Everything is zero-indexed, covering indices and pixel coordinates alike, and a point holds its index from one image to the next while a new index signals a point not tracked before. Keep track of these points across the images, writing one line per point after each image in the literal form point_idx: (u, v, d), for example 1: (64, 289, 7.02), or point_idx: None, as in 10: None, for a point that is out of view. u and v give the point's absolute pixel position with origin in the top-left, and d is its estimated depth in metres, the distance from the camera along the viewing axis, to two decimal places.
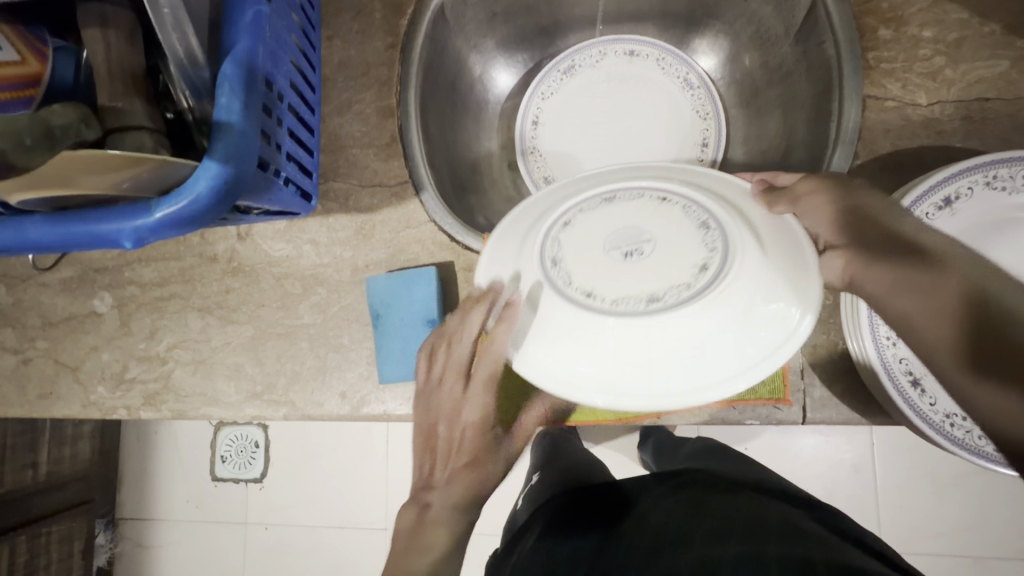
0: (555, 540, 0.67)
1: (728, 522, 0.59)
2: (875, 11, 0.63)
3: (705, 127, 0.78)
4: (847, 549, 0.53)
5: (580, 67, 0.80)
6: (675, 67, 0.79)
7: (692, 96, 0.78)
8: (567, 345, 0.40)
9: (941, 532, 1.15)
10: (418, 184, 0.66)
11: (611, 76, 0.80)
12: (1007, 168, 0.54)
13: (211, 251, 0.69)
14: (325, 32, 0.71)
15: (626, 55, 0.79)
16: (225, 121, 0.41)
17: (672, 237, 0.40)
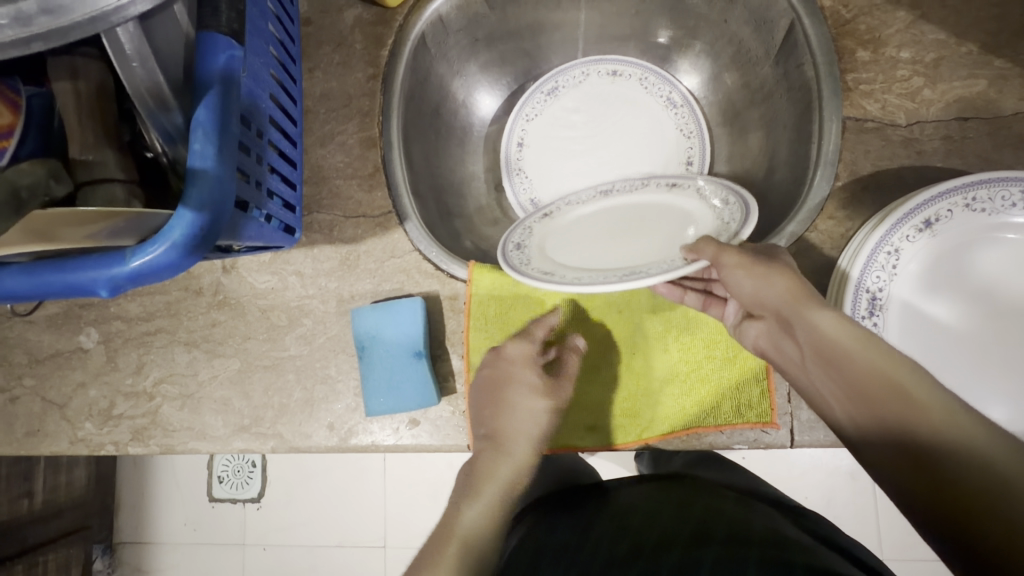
0: (536, 536, 0.67)
1: (709, 527, 0.60)
2: (853, 33, 0.64)
3: (689, 145, 0.78)
4: (829, 557, 0.53)
5: (564, 88, 0.80)
6: (658, 86, 0.79)
7: (676, 114, 0.79)
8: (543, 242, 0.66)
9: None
10: (401, 214, 0.67)
11: (595, 96, 0.80)
12: (986, 189, 0.53)
13: (197, 284, 0.69)
14: (307, 63, 0.71)
15: (609, 75, 0.79)
16: (200, 168, 0.41)
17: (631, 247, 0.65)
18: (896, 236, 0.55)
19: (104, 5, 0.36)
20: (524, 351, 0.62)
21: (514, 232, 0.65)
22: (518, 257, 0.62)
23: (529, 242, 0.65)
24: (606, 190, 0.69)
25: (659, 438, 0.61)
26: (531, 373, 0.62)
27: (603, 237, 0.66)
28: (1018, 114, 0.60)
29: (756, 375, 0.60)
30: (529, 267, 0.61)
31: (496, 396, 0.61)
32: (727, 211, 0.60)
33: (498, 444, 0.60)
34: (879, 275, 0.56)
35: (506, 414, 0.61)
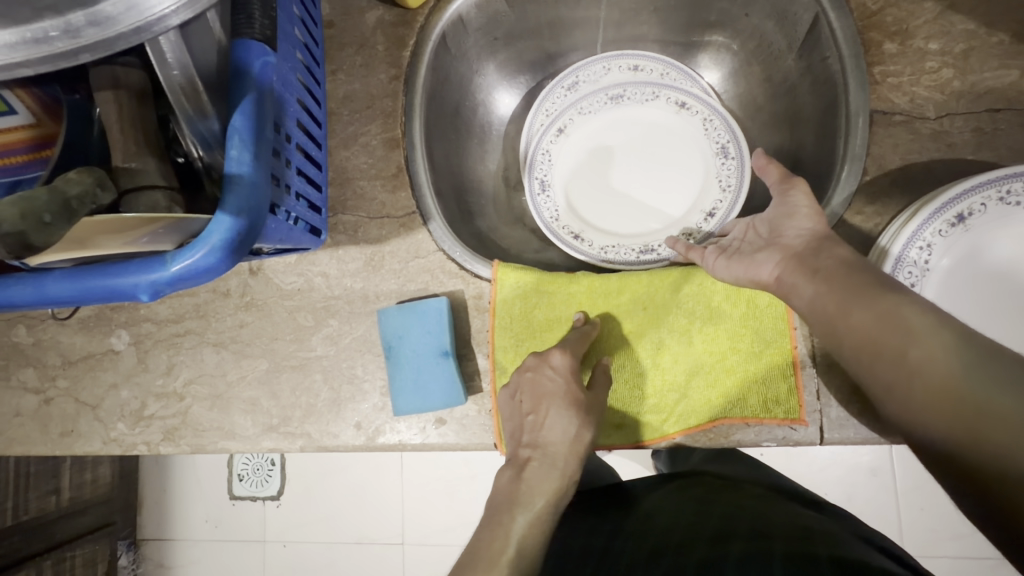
0: (566, 541, 0.68)
1: (735, 521, 0.59)
2: (880, 25, 0.62)
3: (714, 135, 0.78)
4: (855, 547, 0.52)
5: (584, 82, 0.79)
6: (678, 78, 0.78)
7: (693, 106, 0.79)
8: (563, 165, 0.80)
9: (961, 532, 1.15)
10: (425, 214, 0.68)
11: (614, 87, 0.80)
12: (1021, 183, 0.53)
13: (224, 286, 0.70)
14: (330, 66, 0.72)
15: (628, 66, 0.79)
16: (236, 173, 0.41)
17: (637, 164, 0.79)
18: (928, 230, 0.55)
19: (149, 14, 0.37)
20: (568, 361, 0.60)
21: (539, 167, 0.80)
22: (545, 202, 0.79)
23: (551, 172, 0.80)
24: (618, 97, 0.79)
25: (687, 433, 0.61)
26: (575, 389, 0.59)
27: (617, 160, 0.79)
28: None
29: (783, 371, 0.59)
30: (557, 219, 0.78)
31: (540, 407, 0.59)
32: (724, 168, 0.76)
33: (543, 456, 0.58)
34: (910, 272, 0.55)
35: (550, 425, 0.58)
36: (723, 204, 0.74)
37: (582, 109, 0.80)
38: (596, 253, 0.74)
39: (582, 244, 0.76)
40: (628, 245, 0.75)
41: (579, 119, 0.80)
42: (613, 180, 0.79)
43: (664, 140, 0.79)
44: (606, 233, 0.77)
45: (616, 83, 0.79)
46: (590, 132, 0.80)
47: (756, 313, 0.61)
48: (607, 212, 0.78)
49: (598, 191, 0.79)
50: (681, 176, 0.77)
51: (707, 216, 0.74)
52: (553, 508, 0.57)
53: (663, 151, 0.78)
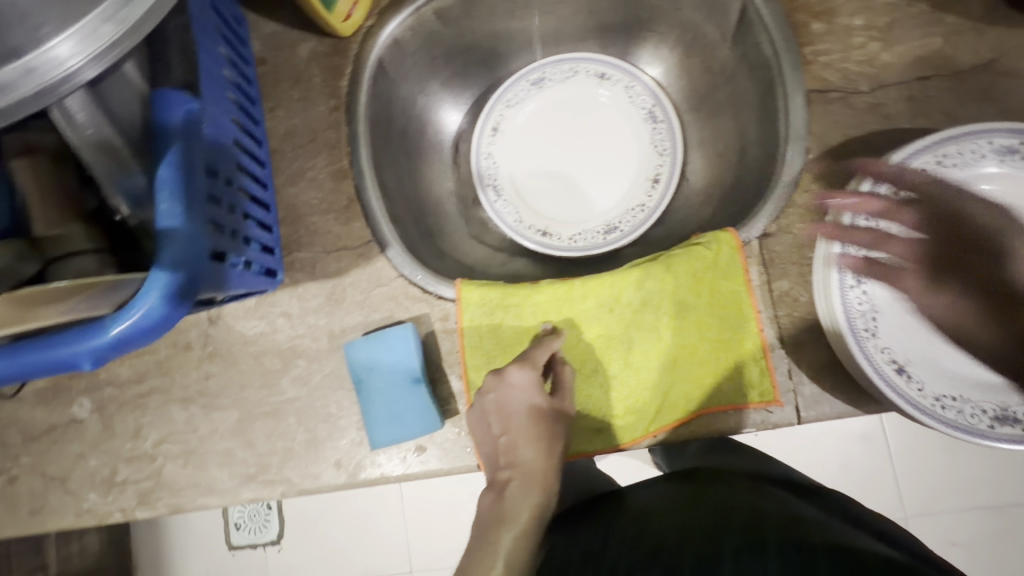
0: (559, 545, 0.66)
1: (729, 514, 0.60)
2: (804, 7, 0.64)
3: (640, 100, 0.82)
4: (845, 531, 0.53)
5: (512, 88, 0.84)
6: (592, 61, 0.83)
7: (613, 75, 0.83)
8: (508, 164, 0.84)
9: (957, 487, 1.17)
10: (381, 241, 0.67)
11: (537, 79, 0.84)
12: (954, 145, 0.54)
13: (185, 339, 0.68)
14: (268, 103, 0.71)
15: (547, 62, 0.83)
16: (170, 227, 0.40)
17: (580, 149, 0.84)
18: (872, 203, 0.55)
19: (57, 73, 0.37)
20: (530, 376, 0.59)
21: (486, 172, 0.84)
22: (505, 206, 0.83)
23: (499, 175, 0.84)
24: (540, 81, 0.84)
25: (669, 429, 0.60)
26: (542, 402, 0.59)
27: (559, 146, 0.84)
28: (974, 67, 0.60)
29: (752, 354, 0.59)
30: (522, 220, 0.83)
31: (510, 428, 0.58)
32: (656, 133, 0.82)
33: (520, 475, 0.58)
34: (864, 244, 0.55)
35: (523, 443, 0.58)
36: (664, 167, 0.81)
37: (509, 102, 0.84)
38: (566, 245, 0.81)
39: (554, 241, 0.82)
40: (594, 231, 0.81)
41: (508, 112, 0.84)
42: (562, 169, 0.84)
43: (596, 115, 0.84)
44: (570, 220, 0.82)
45: (534, 67, 0.84)
46: (525, 128, 0.84)
47: (721, 301, 0.61)
48: (565, 203, 0.83)
49: (552, 184, 0.83)
50: (621, 148, 0.83)
51: (653, 183, 0.81)
52: (537, 518, 0.59)
53: (598, 127, 0.83)
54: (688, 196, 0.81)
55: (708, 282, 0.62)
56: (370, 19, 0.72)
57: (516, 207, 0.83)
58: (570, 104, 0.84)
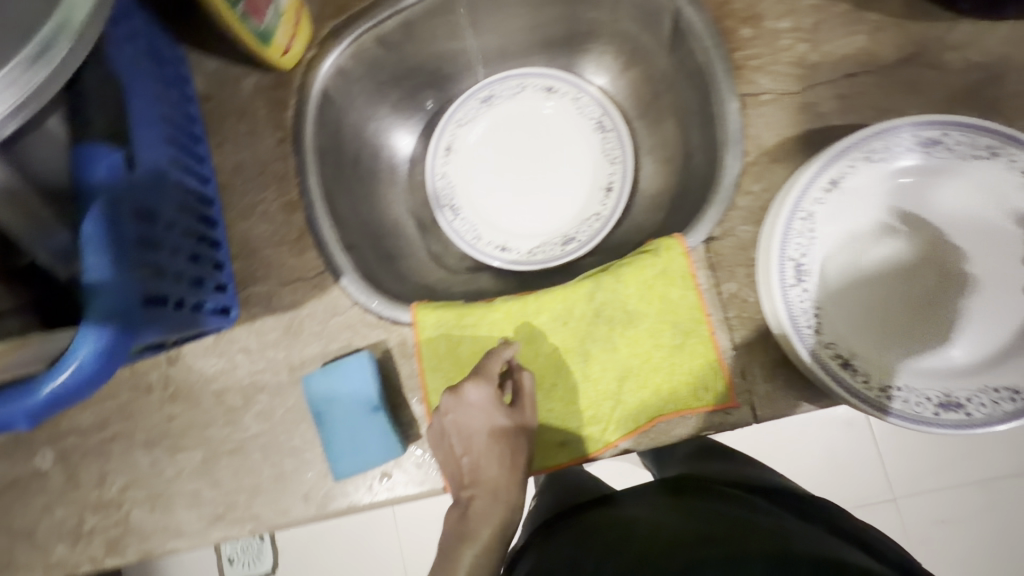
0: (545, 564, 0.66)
1: (716, 525, 0.60)
2: (732, 13, 0.65)
3: (588, 111, 0.84)
4: (830, 543, 0.54)
5: (462, 108, 0.85)
6: (539, 76, 0.84)
7: (560, 89, 0.84)
8: (462, 183, 0.85)
9: (941, 466, 1.18)
10: (335, 270, 0.67)
11: (485, 98, 0.85)
12: (881, 141, 0.54)
13: (146, 382, 0.68)
14: (214, 139, 0.71)
15: (494, 81, 0.84)
16: (96, 281, 0.41)
17: (532, 163, 0.85)
18: (807, 201, 0.55)
19: None
20: (487, 393, 0.59)
21: (441, 192, 0.85)
22: (462, 224, 0.84)
23: (454, 193, 0.85)
24: (489, 99, 0.85)
25: (631, 437, 0.60)
26: (502, 418, 0.59)
27: (512, 161, 0.85)
28: (898, 61, 0.61)
29: (706, 358, 0.60)
30: (480, 237, 0.83)
31: (472, 447, 0.58)
32: (606, 142, 0.83)
33: (484, 492, 0.58)
34: (800, 242, 0.55)
35: (485, 461, 0.58)
36: (617, 175, 0.82)
37: (460, 121, 0.85)
38: (525, 259, 0.82)
39: (512, 256, 0.82)
40: (552, 243, 0.82)
41: (460, 132, 0.85)
42: (516, 183, 0.85)
43: (546, 128, 0.85)
44: (527, 234, 0.83)
45: (482, 86, 0.85)
46: (477, 146, 0.85)
47: (671, 307, 0.62)
48: (520, 217, 0.84)
49: (507, 199, 0.84)
50: (573, 160, 0.84)
51: (607, 192, 0.82)
52: (502, 533, 0.58)
53: (549, 140, 0.84)
54: (641, 203, 0.82)
55: (658, 288, 0.63)
56: (311, 50, 0.72)
57: (472, 224, 0.84)
58: (520, 119, 0.85)
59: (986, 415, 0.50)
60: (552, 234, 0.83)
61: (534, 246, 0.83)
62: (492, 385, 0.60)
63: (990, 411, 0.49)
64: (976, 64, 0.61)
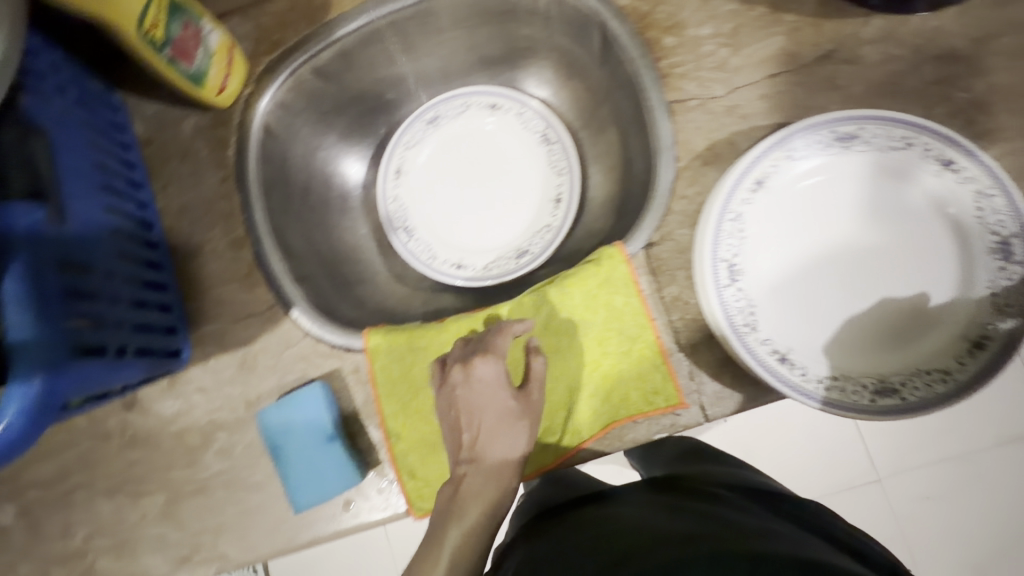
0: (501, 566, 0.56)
1: (699, 525, 0.52)
2: (655, 23, 0.66)
3: (532, 125, 0.85)
4: (822, 548, 0.48)
5: (409, 131, 0.86)
6: (482, 93, 0.85)
7: (504, 104, 0.85)
8: (414, 205, 0.86)
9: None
10: (286, 303, 0.68)
11: (431, 119, 0.86)
12: (800, 140, 0.56)
13: (103, 429, 0.68)
14: (158, 182, 0.71)
15: (438, 102, 0.85)
16: (19, 338, 0.44)
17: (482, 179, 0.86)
18: (733, 202, 0.57)
19: None
20: (492, 368, 0.59)
21: (394, 215, 0.85)
22: (417, 245, 0.85)
23: (407, 216, 0.85)
24: (435, 120, 0.86)
25: (593, 441, 0.62)
26: (506, 397, 0.58)
27: (461, 179, 0.86)
28: (817, 58, 0.63)
29: (653, 362, 0.61)
30: (436, 257, 0.84)
31: (473, 421, 0.58)
32: (552, 154, 0.84)
33: (478, 469, 0.56)
34: (731, 243, 0.57)
35: (486, 437, 0.57)
36: (565, 185, 0.83)
37: (407, 144, 0.86)
38: (482, 275, 0.83)
39: (468, 273, 0.83)
40: (507, 257, 0.83)
41: (408, 154, 0.86)
42: (468, 201, 0.86)
43: (493, 144, 0.86)
44: (482, 250, 0.84)
45: (427, 107, 0.86)
46: (427, 167, 0.86)
47: (616, 315, 0.63)
48: (474, 233, 0.85)
49: (460, 217, 0.85)
50: (522, 174, 0.85)
51: (557, 203, 0.83)
52: (488, 520, 0.55)
53: (497, 156, 0.86)
54: (591, 210, 0.82)
55: (603, 297, 0.64)
56: (248, 86, 0.73)
57: (427, 244, 0.85)
58: (467, 137, 0.86)
59: (920, 397, 0.52)
60: (507, 249, 0.84)
61: (490, 262, 0.84)
62: (501, 362, 0.60)
63: (923, 393, 0.52)
64: (891, 56, 0.62)
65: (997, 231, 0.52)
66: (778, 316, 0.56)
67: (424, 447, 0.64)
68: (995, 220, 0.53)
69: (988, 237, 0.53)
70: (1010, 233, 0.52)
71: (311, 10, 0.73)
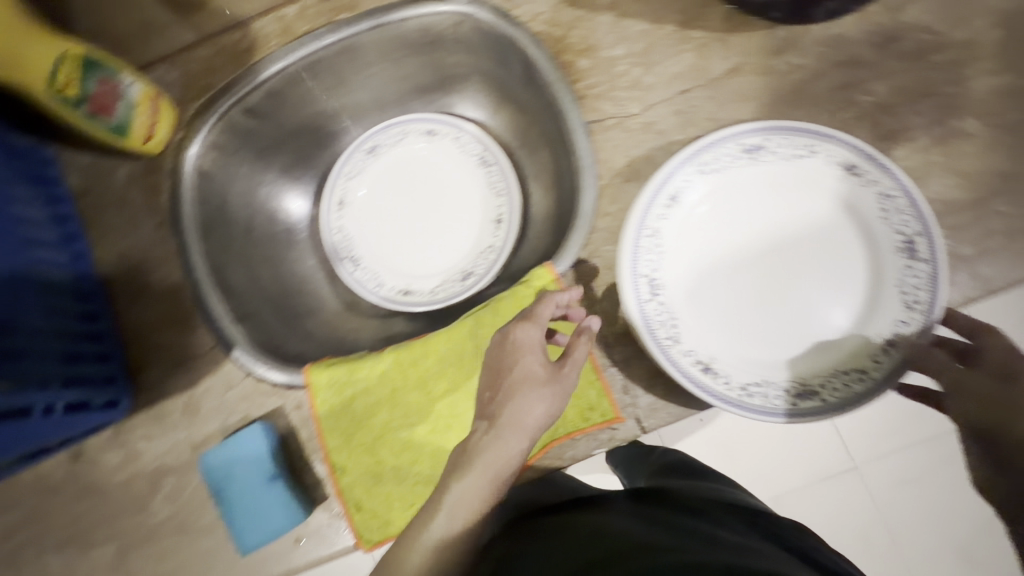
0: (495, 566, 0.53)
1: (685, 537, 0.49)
2: (570, 47, 0.68)
3: (470, 148, 0.86)
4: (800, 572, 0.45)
5: (349, 162, 0.86)
6: (418, 120, 0.86)
7: (441, 130, 0.86)
8: (358, 234, 0.86)
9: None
10: (228, 343, 0.68)
11: (370, 148, 0.87)
12: (709, 154, 0.58)
13: (48, 484, 0.67)
14: (93, 232, 0.72)
15: (376, 132, 0.86)
16: None
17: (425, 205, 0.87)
18: (649, 218, 0.58)
19: None
20: (530, 335, 0.57)
21: (339, 245, 0.85)
22: (364, 274, 0.85)
23: (353, 245, 0.86)
24: (374, 149, 0.87)
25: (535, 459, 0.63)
26: (536, 363, 0.56)
27: (404, 206, 0.87)
28: (727, 72, 0.65)
29: (588, 379, 0.62)
30: (384, 285, 0.85)
31: (500, 382, 0.56)
32: (492, 176, 0.85)
33: (494, 430, 0.54)
34: (650, 258, 0.58)
35: (511, 399, 0.54)
36: (505, 206, 0.84)
37: (348, 175, 0.87)
38: (431, 299, 0.83)
39: (417, 298, 0.84)
40: (453, 280, 0.84)
41: (350, 185, 0.87)
42: (412, 227, 0.86)
43: (433, 170, 0.87)
44: (429, 275, 0.85)
45: (365, 137, 0.87)
46: (370, 196, 0.87)
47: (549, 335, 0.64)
48: (421, 259, 0.86)
49: (406, 244, 0.86)
50: (464, 197, 0.86)
51: (498, 224, 0.84)
52: (488, 483, 0.53)
53: (438, 181, 0.87)
54: (533, 228, 0.83)
55: None
56: (179, 131, 0.73)
57: (374, 273, 0.85)
58: (407, 164, 0.87)
59: (841, 397, 0.53)
60: (453, 272, 0.84)
61: (438, 286, 0.84)
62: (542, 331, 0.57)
63: (842, 394, 0.53)
64: (796, 65, 0.64)
65: (901, 231, 0.54)
66: (701, 326, 0.58)
67: (369, 480, 0.63)
68: (898, 220, 0.55)
69: (894, 237, 0.55)
70: (914, 232, 0.54)
71: (238, 53, 0.74)
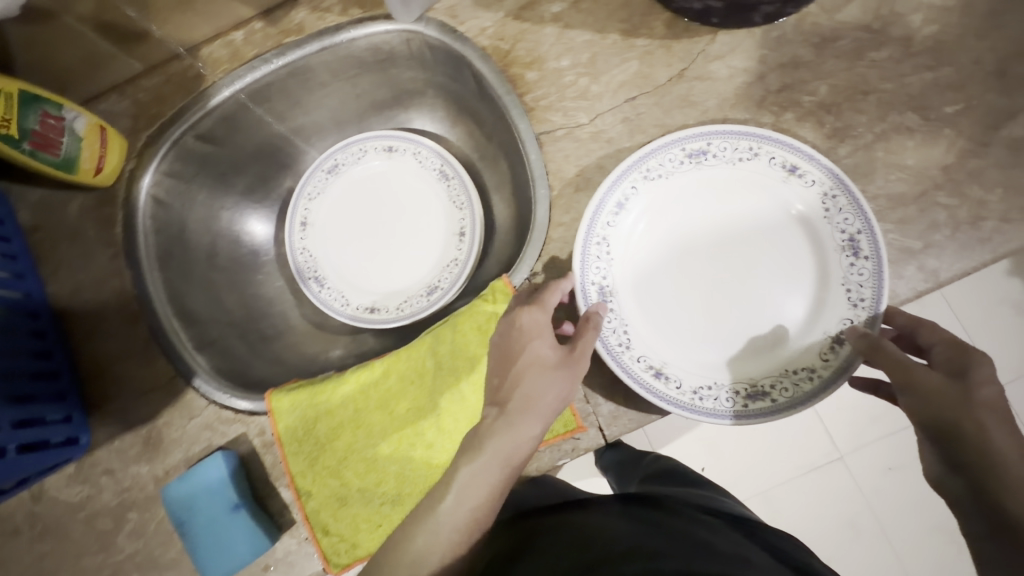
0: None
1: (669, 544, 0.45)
2: (517, 59, 0.69)
3: (429, 163, 0.86)
4: None
5: (311, 182, 0.87)
6: (378, 138, 0.86)
7: (400, 146, 0.86)
8: (322, 254, 0.86)
9: (877, 416, 1.16)
10: (188, 373, 0.68)
11: (331, 168, 0.87)
12: (653, 160, 0.59)
13: (10, 525, 0.66)
14: (48, 267, 0.71)
15: (337, 151, 0.87)
16: None
17: (388, 221, 0.87)
18: (597, 226, 0.59)
19: None
20: (536, 319, 0.54)
21: (303, 266, 0.85)
22: (329, 294, 0.84)
23: (317, 265, 0.85)
24: (335, 168, 0.87)
25: None
26: (546, 345, 0.53)
27: (367, 223, 0.87)
28: (672, 78, 0.66)
29: None
30: (349, 303, 0.84)
31: (509, 367, 0.53)
32: (452, 190, 0.85)
33: (502, 415, 0.51)
34: (600, 266, 0.59)
35: (520, 383, 0.52)
36: (467, 219, 0.83)
37: (310, 195, 0.87)
38: (396, 316, 0.82)
39: (383, 316, 0.82)
40: (417, 295, 0.83)
41: (312, 206, 0.87)
42: (376, 244, 0.86)
43: (395, 186, 0.87)
44: (395, 291, 0.84)
45: (326, 157, 0.87)
46: (333, 215, 0.87)
47: None
48: (386, 276, 0.85)
49: (370, 261, 0.86)
50: (426, 212, 0.86)
51: (460, 237, 0.83)
52: (501, 473, 0.49)
53: (400, 197, 0.87)
54: (497, 239, 0.83)
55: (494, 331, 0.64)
56: (130, 161, 0.73)
57: (338, 292, 0.84)
58: (368, 182, 0.87)
59: (790, 397, 0.54)
60: (419, 288, 0.83)
61: (405, 301, 0.83)
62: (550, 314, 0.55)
63: (792, 393, 0.54)
64: (739, 68, 0.65)
65: (844, 229, 0.56)
66: (653, 331, 0.58)
67: (334, 502, 0.63)
68: (840, 219, 0.56)
69: (838, 236, 0.56)
70: (855, 231, 0.55)
71: (189, 82, 0.75)
